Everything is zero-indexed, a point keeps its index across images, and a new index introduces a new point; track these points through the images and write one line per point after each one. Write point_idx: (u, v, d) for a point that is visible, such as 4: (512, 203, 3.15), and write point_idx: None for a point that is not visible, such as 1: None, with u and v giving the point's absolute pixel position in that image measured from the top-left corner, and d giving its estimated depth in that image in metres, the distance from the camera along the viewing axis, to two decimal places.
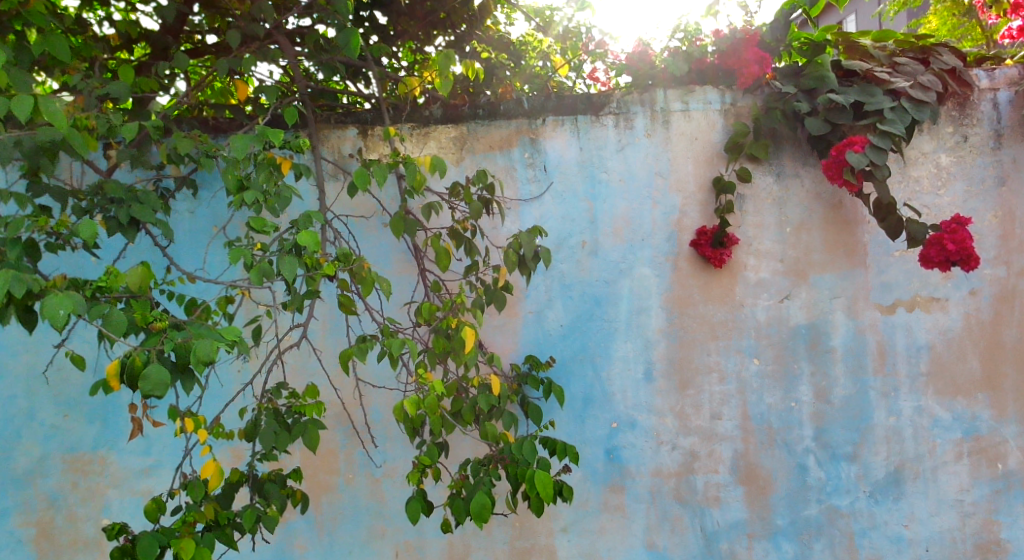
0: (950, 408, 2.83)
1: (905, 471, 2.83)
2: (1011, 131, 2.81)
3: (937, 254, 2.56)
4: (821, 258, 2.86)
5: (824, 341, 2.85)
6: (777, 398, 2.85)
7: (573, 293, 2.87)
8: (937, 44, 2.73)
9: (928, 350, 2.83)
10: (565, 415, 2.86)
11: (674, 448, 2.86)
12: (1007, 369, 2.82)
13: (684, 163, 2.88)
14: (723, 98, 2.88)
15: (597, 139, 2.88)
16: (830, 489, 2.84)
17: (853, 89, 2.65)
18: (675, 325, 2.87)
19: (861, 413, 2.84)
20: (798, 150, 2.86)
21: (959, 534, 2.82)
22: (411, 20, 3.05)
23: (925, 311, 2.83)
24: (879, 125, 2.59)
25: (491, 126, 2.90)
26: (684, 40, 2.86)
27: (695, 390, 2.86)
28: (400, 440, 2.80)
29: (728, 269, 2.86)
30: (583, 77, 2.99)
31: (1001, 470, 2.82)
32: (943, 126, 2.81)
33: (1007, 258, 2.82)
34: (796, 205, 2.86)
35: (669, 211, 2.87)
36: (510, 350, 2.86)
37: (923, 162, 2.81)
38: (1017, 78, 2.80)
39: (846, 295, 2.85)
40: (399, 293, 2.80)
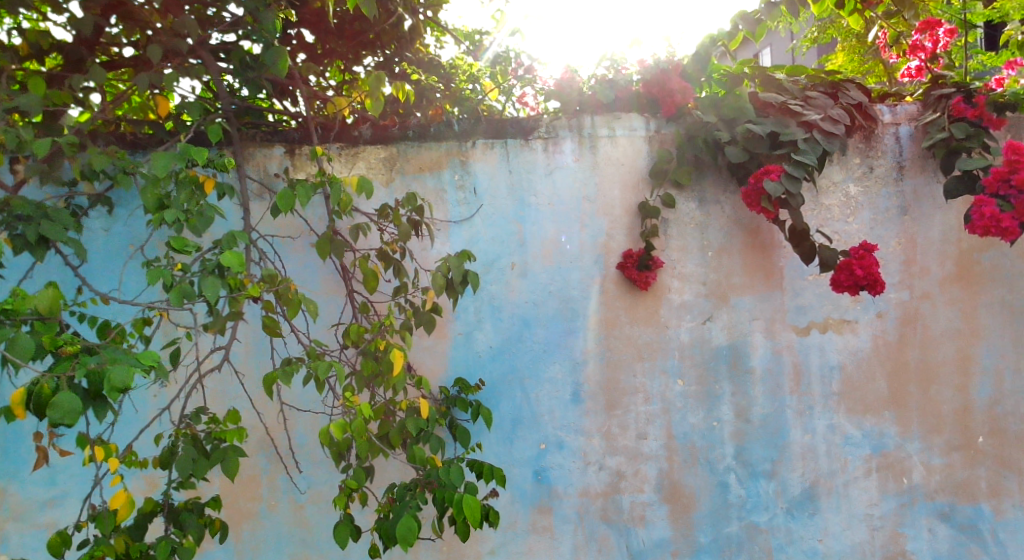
0: (860, 425, 2.95)
1: (820, 487, 2.94)
2: (911, 163, 2.98)
3: (847, 279, 2.69)
4: (741, 281, 2.96)
5: (744, 361, 2.95)
6: (700, 417, 2.93)
7: (503, 315, 2.89)
8: (845, 80, 2.89)
9: (840, 370, 2.96)
10: (493, 437, 2.86)
11: (601, 468, 2.90)
12: (911, 387, 2.96)
13: (610, 188, 2.95)
14: (647, 125, 2.97)
15: (525, 162, 2.93)
16: (749, 506, 2.92)
17: (769, 120, 2.80)
18: (603, 346, 2.92)
19: (778, 431, 2.94)
20: (719, 177, 2.97)
21: (869, 547, 2.94)
22: (338, 40, 3.02)
23: (836, 332, 2.97)
24: (793, 154, 2.72)
25: (421, 147, 2.90)
26: (609, 68, 2.96)
27: (622, 410, 2.91)
28: (325, 465, 2.75)
29: (653, 292, 2.94)
30: (513, 101, 3.00)
31: (906, 484, 2.95)
32: (851, 157, 2.96)
33: (909, 283, 2.97)
34: (717, 229, 2.96)
35: (596, 235, 2.94)
36: (439, 372, 2.86)
37: (833, 191, 2.96)
38: (916, 115, 2.99)
39: (764, 317, 2.96)
40: (326, 314, 2.76)
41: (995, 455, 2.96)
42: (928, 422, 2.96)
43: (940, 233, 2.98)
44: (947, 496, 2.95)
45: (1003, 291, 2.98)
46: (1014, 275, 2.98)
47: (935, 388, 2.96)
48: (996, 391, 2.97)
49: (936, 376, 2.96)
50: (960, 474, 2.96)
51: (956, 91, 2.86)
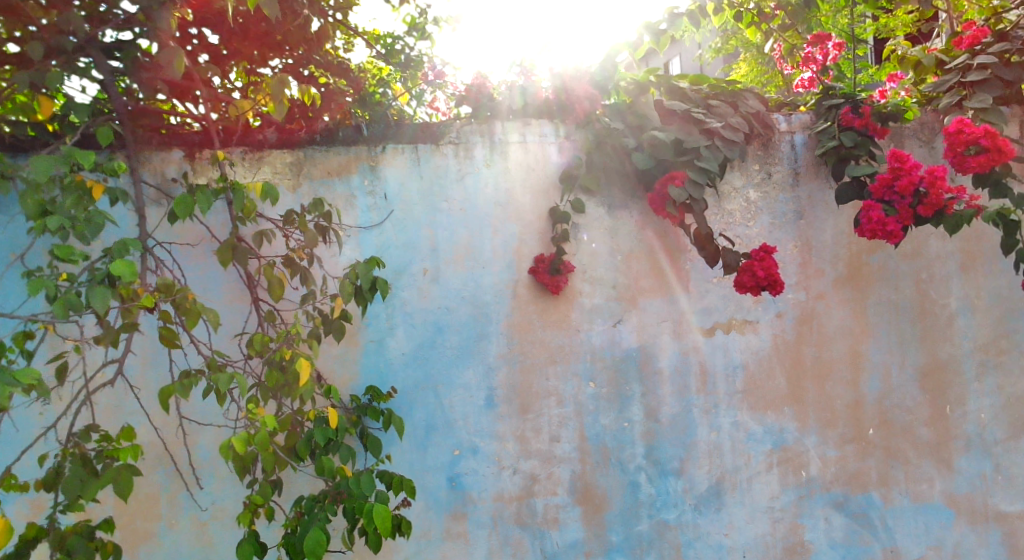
0: (762, 422, 3.06)
1: (725, 483, 3.03)
2: (806, 170, 3.11)
3: (749, 280, 2.77)
4: (649, 284, 3.03)
5: (653, 362, 3.01)
6: (611, 418, 2.97)
7: (415, 321, 2.87)
8: (744, 90, 3.01)
9: (742, 369, 3.06)
10: (405, 444, 2.83)
11: (514, 472, 2.90)
12: (808, 384, 3.09)
13: (522, 194, 2.97)
14: (557, 131, 3.00)
15: (436, 167, 2.91)
16: (659, 505, 2.99)
17: (673, 127, 2.89)
18: (515, 351, 2.93)
19: (686, 430, 3.02)
20: (627, 183, 3.02)
21: (771, 538, 3.05)
22: (244, 41, 2.78)
23: (739, 333, 3.07)
24: (697, 161, 2.81)
25: (328, 152, 2.85)
26: (520, 74, 2.96)
27: (535, 414, 2.93)
28: (229, 480, 2.66)
29: (565, 296, 2.97)
30: (423, 106, 3.04)
31: (804, 477, 3.07)
32: (751, 164, 3.07)
33: (805, 284, 3.10)
34: (626, 233, 3.02)
35: (508, 240, 2.95)
36: (349, 381, 2.81)
37: (734, 197, 3.06)
38: (809, 123, 3.11)
39: (672, 319, 3.03)
40: (229, 324, 2.67)
41: (883, 446, 3.11)
42: (824, 416, 3.09)
43: (833, 236, 3.12)
44: (842, 487, 3.09)
45: (889, 291, 3.14)
46: (898, 275, 3.14)
47: (829, 384, 3.10)
48: (883, 385, 3.12)
49: (830, 373, 3.10)
50: (853, 465, 3.10)
51: (845, 102, 3.01)
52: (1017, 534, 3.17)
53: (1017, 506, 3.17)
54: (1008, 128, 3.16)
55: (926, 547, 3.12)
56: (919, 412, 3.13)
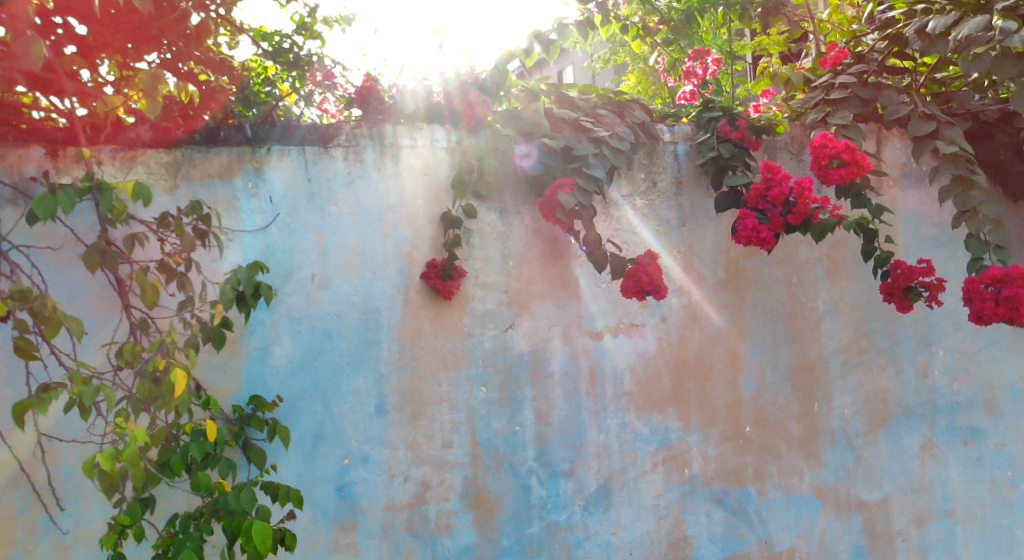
0: (648, 422, 3.14)
1: (613, 482, 3.10)
2: (688, 179, 3.23)
3: (634, 286, 2.82)
4: (539, 289, 3.06)
5: (544, 366, 3.04)
6: (502, 423, 2.98)
7: (302, 328, 2.78)
8: (630, 101, 3.10)
9: (630, 371, 3.13)
10: (290, 455, 2.74)
11: (406, 480, 2.86)
12: (692, 385, 3.20)
13: (413, 198, 2.94)
14: (449, 136, 2.99)
15: (324, 170, 2.84)
16: (550, 506, 3.02)
17: (562, 136, 2.92)
18: (407, 356, 2.89)
19: (576, 433, 3.06)
20: (517, 189, 3.05)
21: (656, 535, 3.13)
22: (115, 33, 2.59)
23: (627, 336, 3.14)
24: (585, 168, 2.85)
25: (209, 153, 2.72)
26: (411, 79, 2.93)
27: (426, 420, 2.90)
28: (95, 500, 2.51)
29: (457, 301, 2.96)
30: (312, 108, 2.96)
31: (687, 474, 3.17)
32: (637, 172, 3.15)
33: (689, 289, 3.21)
34: (517, 239, 3.05)
35: (399, 245, 2.91)
36: (231, 391, 2.69)
37: (621, 204, 3.13)
38: (691, 134, 3.23)
39: (563, 324, 3.08)
40: (96, 333, 2.52)
41: (760, 442, 3.25)
42: (707, 416, 3.21)
43: (714, 242, 3.24)
44: (722, 483, 3.21)
45: (765, 295, 3.29)
46: (772, 280, 3.30)
47: (710, 384, 3.22)
48: (761, 385, 3.27)
49: (712, 374, 3.22)
50: (732, 461, 3.22)
51: (723, 115, 3.15)
52: (877, 521, 3.38)
53: (877, 494, 3.38)
54: (869, 143, 3.39)
55: (798, 537, 3.28)
56: (793, 410, 3.30)
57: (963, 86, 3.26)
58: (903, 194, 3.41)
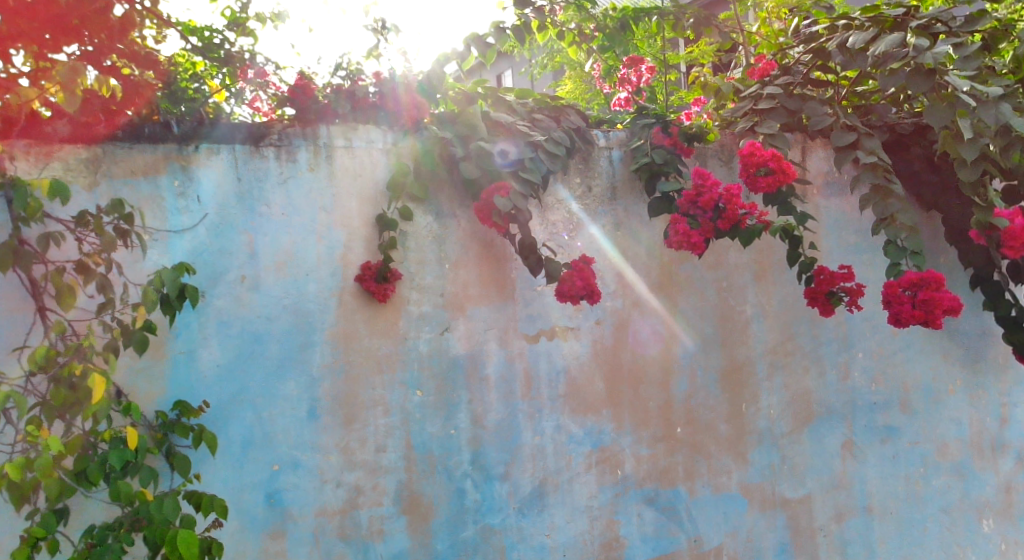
0: (582, 424, 3.18)
1: (548, 484, 3.12)
2: (623, 184, 3.28)
3: (569, 289, 2.85)
4: (476, 292, 3.06)
5: (480, 370, 3.04)
6: (437, 426, 2.97)
7: (231, 331, 2.71)
8: (566, 106, 3.14)
9: (564, 374, 3.16)
10: (218, 461, 2.67)
11: (338, 485, 2.82)
12: (625, 387, 3.25)
13: (348, 200, 2.91)
14: (385, 137, 2.96)
15: (255, 170, 2.78)
16: (484, 510, 3.02)
17: (498, 139, 2.95)
18: (340, 360, 2.85)
19: (511, 436, 3.07)
20: (454, 192, 3.05)
21: (589, 536, 3.17)
22: (31, 21, 2.46)
23: (562, 339, 3.17)
24: (521, 172, 2.88)
25: (132, 149, 2.63)
26: (346, 78, 2.88)
27: (360, 424, 2.87)
28: (5, 512, 2.40)
29: (392, 304, 2.93)
30: (242, 105, 2.89)
31: (620, 475, 3.22)
32: (572, 177, 3.19)
33: (623, 292, 3.26)
34: (453, 242, 3.04)
35: (333, 246, 2.87)
36: (154, 396, 2.60)
37: (557, 208, 3.16)
38: (626, 141, 3.27)
39: (498, 327, 3.09)
40: (8, 336, 2.40)
41: (690, 443, 3.33)
42: (639, 417, 3.26)
43: (647, 247, 3.30)
44: (654, 483, 3.27)
45: (696, 298, 3.37)
46: (702, 284, 3.38)
47: (643, 386, 3.27)
48: (691, 387, 3.34)
49: (644, 376, 3.28)
50: (663, 461, 3.29)
51: (656, 121, 3.22)
52: (800, 517, 3.49)
53: (800, 492, 3.50)
54: (794, 152, 3.51)
55: (726, 534, 3.37)
56: (721, 411, 3.38)
57: (881, 100, 3.41)
58: (826, 202, 3.55)
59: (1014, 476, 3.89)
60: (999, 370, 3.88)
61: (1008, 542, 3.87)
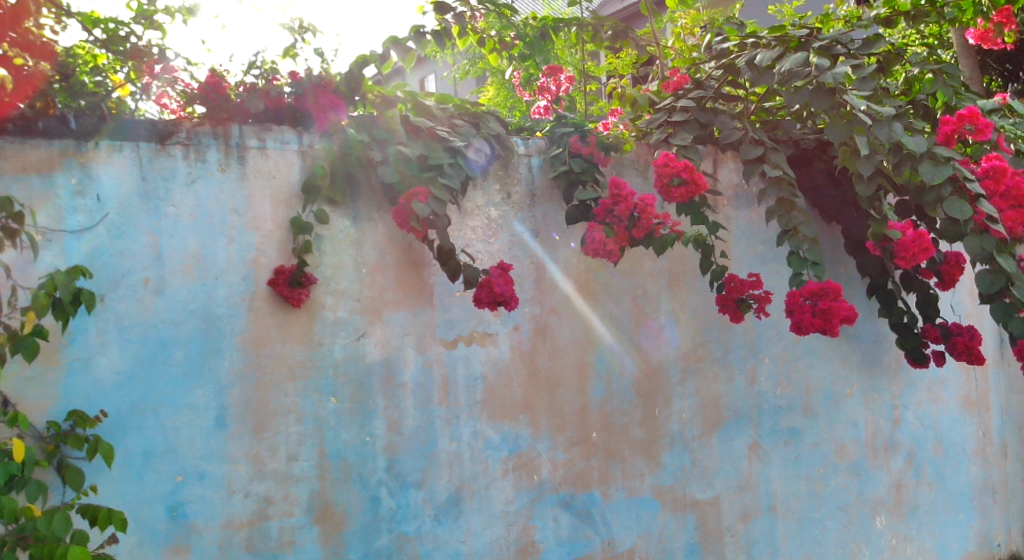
0: (499, 430, 3.19)
1: (464, 491, 3.11)
2: (541, 192, 3.31)
3: (487, 296, 2.84)
4: (394, 297, 3.03)
5: (396, 376, 3.01)
6: (352, 434, 2.92)
7: (132, 337, 2.60)
8: (486, 113, 3.15)
9: (482, 380, 3.17)
10: (116, 473, 2.54)
11: (246, 496, 2.74)
12: (541, 392, 3.27)
13: (261, 202, 2.83)
14: (300, 139, 2.91)
15: (162, 169, 2.68)
16: (399, 518, 2.98)
17: (418, 144, 2.92)
18: (250, 367, 2.77)
19: (427, 442, 3.05)
20: (372, 196, 3.01)
21: (504, 541, 3.18)
22: None
23: (480, 345, 3.17)
24: (440, 178, 2.89)
25: (25, 144, 2.48)
26: (261, 77, 2.84)
27: (271, 432, 2.79)
28: None
29: (306, 309, 2.87)
30: (149, 100, 2.78)
31: (536, 480, 3.24)
32: (492, 184, 3.20)
33: (540, 298, 3.29)
34: (371, 247, 3.00)
35: (245, 249, 2.79)
36: (47, 406, 2.46)
37: (476, 214, 3.16)
38: (544, 148, 3.31)
39: (415, 332, 3.06)
40: None
41: (604, 447, 3.38)
42: (555, 422, 3.29)
43: (564, 254, 3.35)
44: (569, 487, 3.31)
45: (612, 305, 3.44)
46: (618, 290, 3.45)
47: (559, 391, 3.31)
48: (606, 392, 3.40)
49: (561, 381, 3.31)
50: (578, 466, 3.33)
51: (574, 130, 3.28)
52: (708, 518, 3.60)
53: (709, 493, 3.61)
54: (706, 163, 3.63)
55: (638, 536, 3.44)
56: (635, 415, 3.45)
57: (786, 116, 3.59)
58: (736, 212, 3.68)
59: (904, 475, 4.11)
60: (892, 374, 4.10)
61: (899, 537, 4.08)
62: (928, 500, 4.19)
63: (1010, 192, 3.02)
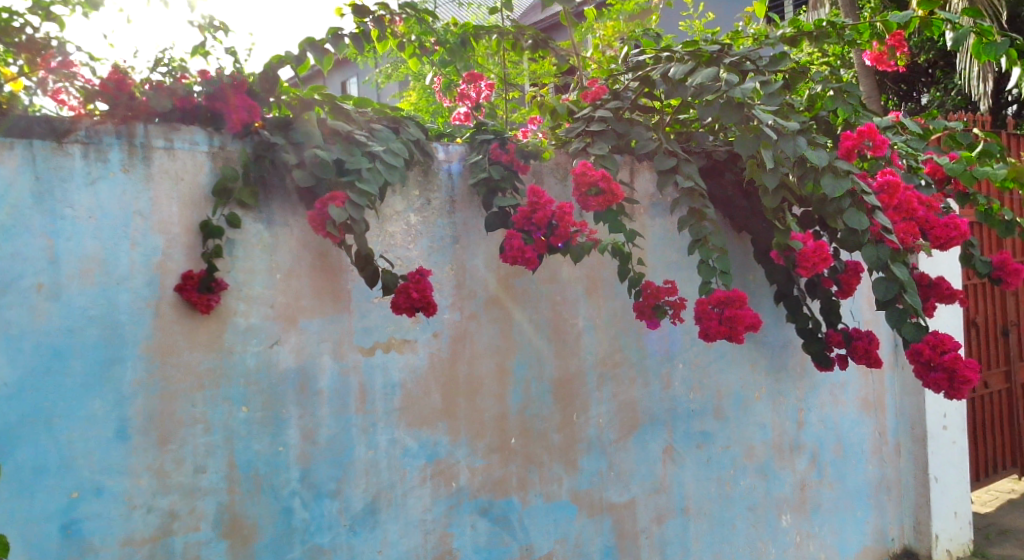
0: (418, 437, 3.15)
1: (381, 500, 3.06)
2: (461, 198, 3.31)
3: (404, 301, 2.80)
4: (309, 303, 2.97)
5: (311, 384, 2.95)
6: (264, 444, 2.83)
7: (23, 346, 2.44)
8: (406, 118, 3.13)
9: (400, 387, 3.13)
10: (3, 491, 2.38)
11: (149, 511, 2.61)
12: (460, 398, 3.26)
13: (168, 204, 2.71)
14: (210, 140, 2.80)
15: (59, 168, 2.53)
16: (313, 529, 2.91)
17: (335, 147, 2.86)
18: (155, 376, 2.65)
19: (343, 451, 2.99)
20: (287, 200, 2.94)
21: (421, 550, 3.14)
22: None
23: (398, 352, 3.14)
24: (357, 182, 2.79)
25: None
26: (169, 75, 2.73)
27: (176, 444, 2.67)
28: None
29: (215, 315, 2.77)
30: (45, 96, 2.63)
31: (454, 487, 3.23)
32: (411, 189, 3.18)
33: (460, 305, 3.28)
34: (286, 252, 2.93)
35: (150, 253, 2.67)
36: None
37: (395, 219, 3.13)
38: (465, 155, 3.31)
39: (332, 339, 3.01)
40: None
41: (523, 453, 3.39)
42: (473, 428, 3.28)
43: (484, 261, 3.35)
44: (487, 493, 3.30)
45: (530, 311, 3.46)
46: (537, 297, 3.48)
47: (478, 398, 3.30)
48: (524, 398, 3.41)
49: (480, 388, 3.31)
50: (497, 472, 3.33)
51: (494, 138, 3.30)
52: (624, 521, 3.66)
53: (625, 496, 3.67)
54: (623, 173, 3.70)
55: (555, 541, 3.47)
56: (553, 420, 3.48)
57: (700, 128, 3.73)
58: (651, 221, 3.78)
59: (807, 474, 4.30)
60: (797, 378, 4.28)
61: (803, 534, 4.26)
62: (829, 498, 4.39)
63: (902, 206, 3.20)
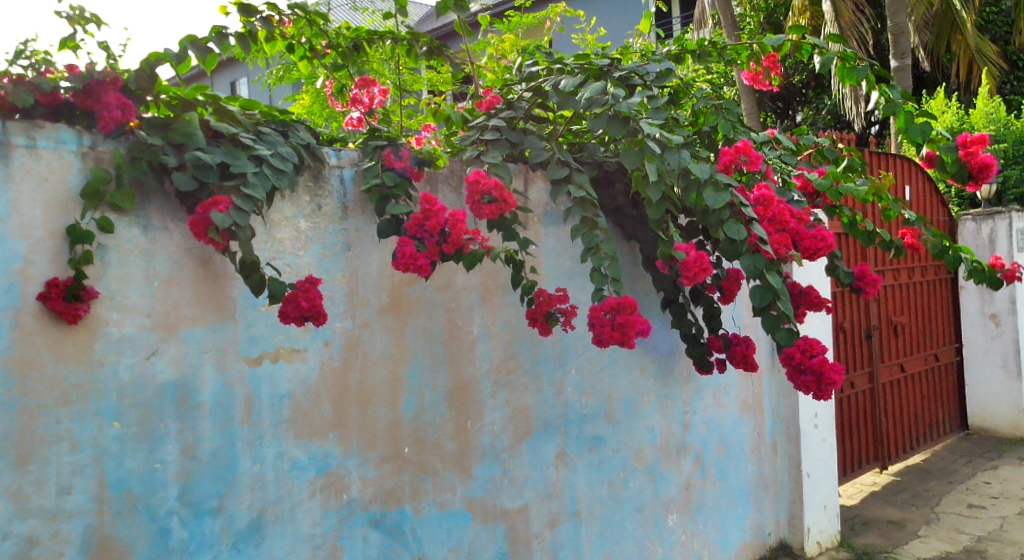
0: (307, 449, 3.06)
1: (266, 515, 2.95)
2: (354, 204, 3.25)
3: (293, 310, 2.70)
4: (190, 311, 2.82)
5: (192, 397, 2.81)
6: (139, 461, 2.67)
7: None
8: (294, 121, 3.06)
9: (289, 398, 3.03)
10: None
11: (4, 538, 2.42)
12: (352, 408, 3.19)
13: (30, 206, 2.52)
14: (79, 138, 2.62)
15: None
16: (192, 548, 2.77)
17: (219, 150, 2.75)
18: (13, 392, 2.45)
19: (226, 465, 2.87)
20: (166, 203, 2.78)
21: None
22: None
23: (287, 361, 3.04)
24: (242, 187, 2.71)
25: None
26: (31, 68, 2.54)
27: (37, 464, 2.48)
28: None
29: (84, 325, 2.59)
30: None
31: (345, 499, 3.15)
32: (301, 195, 3.09)
33: (352, 313, 3.22)
34: (164, 258, 2.77)
35: (8, 259, 2.47)
36: None
37: (284, 225, 3.04)
38: (357, 161, 3.26)
39: (215, 349, 2.88)
40: None
41: (416, 462, 3.35)
42: (365, 439, 3.22)
43: (377, 268, 3.31)
44: (379, 505, 3.24)
45: (424, 319, 3.43)
46: (431, 304, 3.46)
47: (370, 407, 3.24)
48: (418, 406, 3.37)
49: (372, 396, 3.25)
50: (389, 482, 3.27)
51: (387, 143, 3.26)
52: (516, 527, 3.68)
53: (518, 502, 3.70)
54: (517, 181, 3.75)
55: (448, 549, 3.44)
56: (446, 428, 3.46)
57: (591, 139, 3.83)
58: (543, 230, 3.84)
59: (692, 475, 4.47)
60: (683, 383, 4.45)
61: (687, 532, 4.41)
62: (712, 496, 4.57)
63: (776, 218, 3.35)
